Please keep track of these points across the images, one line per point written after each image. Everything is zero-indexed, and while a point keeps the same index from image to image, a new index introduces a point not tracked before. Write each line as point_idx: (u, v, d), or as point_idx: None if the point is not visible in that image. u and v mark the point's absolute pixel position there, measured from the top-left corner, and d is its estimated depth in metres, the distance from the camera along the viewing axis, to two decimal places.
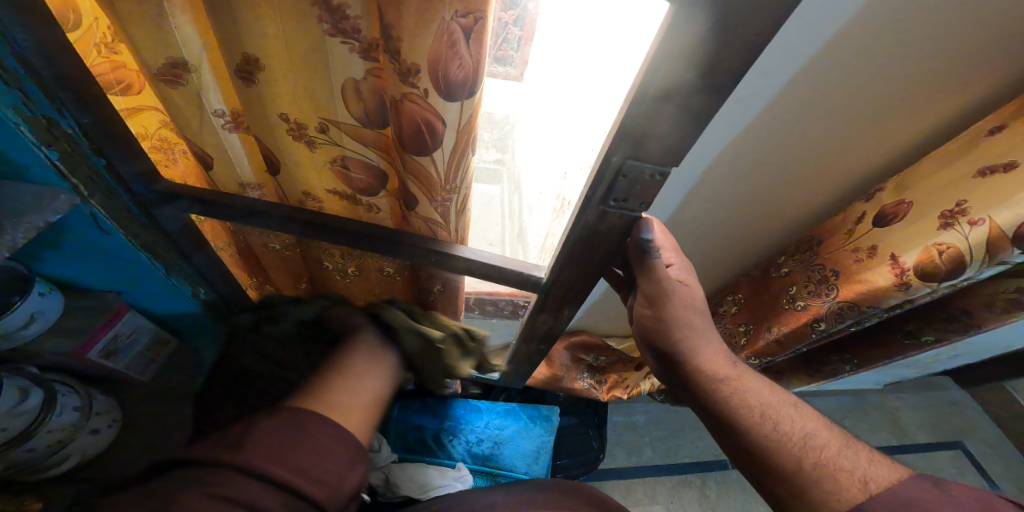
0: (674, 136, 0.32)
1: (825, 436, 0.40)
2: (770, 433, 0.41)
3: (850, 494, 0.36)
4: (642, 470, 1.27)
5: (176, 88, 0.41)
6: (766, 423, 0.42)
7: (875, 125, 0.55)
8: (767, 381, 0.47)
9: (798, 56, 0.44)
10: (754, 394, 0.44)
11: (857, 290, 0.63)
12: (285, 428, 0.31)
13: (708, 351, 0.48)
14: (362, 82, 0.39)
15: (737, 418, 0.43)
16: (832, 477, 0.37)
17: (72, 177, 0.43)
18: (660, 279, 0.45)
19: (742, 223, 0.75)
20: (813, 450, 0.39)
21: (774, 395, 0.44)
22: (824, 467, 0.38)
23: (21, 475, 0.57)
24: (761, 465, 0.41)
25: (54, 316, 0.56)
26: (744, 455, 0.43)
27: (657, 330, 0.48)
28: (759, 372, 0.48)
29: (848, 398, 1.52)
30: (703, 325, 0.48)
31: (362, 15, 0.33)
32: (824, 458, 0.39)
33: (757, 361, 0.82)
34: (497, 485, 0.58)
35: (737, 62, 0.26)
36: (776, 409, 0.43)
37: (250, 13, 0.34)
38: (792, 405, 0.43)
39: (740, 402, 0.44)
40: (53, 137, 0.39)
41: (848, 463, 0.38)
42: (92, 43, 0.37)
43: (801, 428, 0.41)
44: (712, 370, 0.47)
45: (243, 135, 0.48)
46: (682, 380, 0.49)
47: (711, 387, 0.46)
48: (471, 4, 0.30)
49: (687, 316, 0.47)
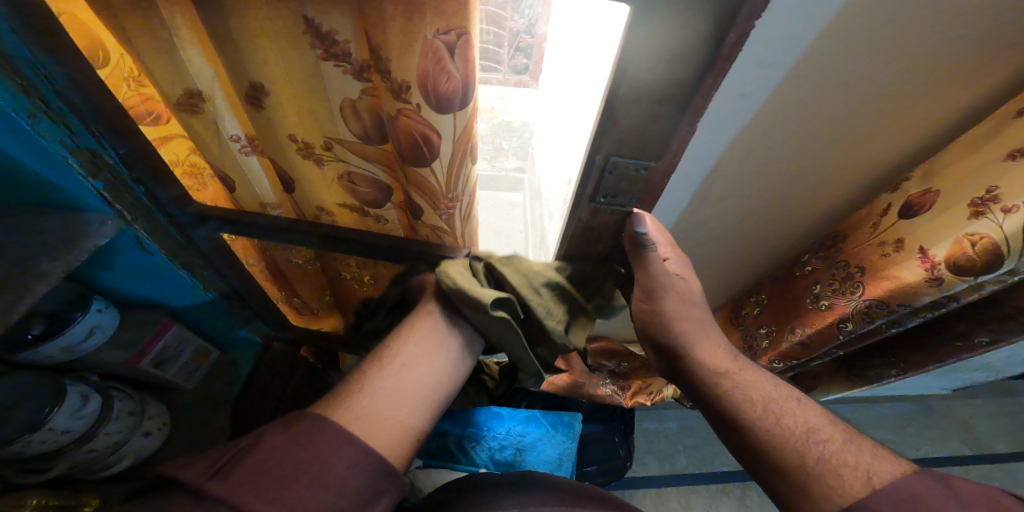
0: (648, 125, 0.33)
1: (829, 431, 0.37)
2: (772, 428, 0.38)
3: (852, 491, 0.33)
4: (676, 478, 1.23)
5: (195, 115, 0.45)
6: (769, 418, 0.39)
7: (892, 112, 0.52)
8: (771, 376, 0.44)
9: (797, 46, 0.43)
10: (757, 388, 0.42)
11: (886, 287, 0.62)
12: (289, 452, 0.31)
13: (708, 345, 0.46)
14: (358, 101, 0.42)
15: (738, 413, 0.40)
16: (834, 472, 0.34)
17: (117, 204, 0.47)
18: (656, 273, 0.44)
19: (758, 220, 0.73)
20: (816, 445, 0.36)
21: (777, 389, 0.42)
22: (827, 462, 0.35)
23: (82, 475, 0.62)
24: (762, 462, 0.38)
25: (110, 328, 0.59)
26: (745, 451, 0.40)
27: (656, 323, 0.47)
28: (761, 367, 0.46)
29: (908, 405, 1.40)
30: (701, 317, 0.47)
31: (352, 39, 0.36)
32: (826, 453, 0.35)
33: (782, 365, 0.80)
34: (503, 477, 0.57)
35: (700, 58, 0.29)
36: (778, 404, 0.40)
37: (252, 45, 0.38)
38: (795, 399, 0.41)
39: (742, 396, 0.41)
40: (98, 168, 0.43)
41: (852, 457, 0.35)
42: (121, 77, 0.42)
43: (804, 422, 0.38)
44: (712, 364, 0.45)
45: (259, 157, 0.52)
46: (682, 377, 0.47)
47: (712, 385, 0.44)
48: (451, 22, 0.31)
49: (685, 310, 0.47)
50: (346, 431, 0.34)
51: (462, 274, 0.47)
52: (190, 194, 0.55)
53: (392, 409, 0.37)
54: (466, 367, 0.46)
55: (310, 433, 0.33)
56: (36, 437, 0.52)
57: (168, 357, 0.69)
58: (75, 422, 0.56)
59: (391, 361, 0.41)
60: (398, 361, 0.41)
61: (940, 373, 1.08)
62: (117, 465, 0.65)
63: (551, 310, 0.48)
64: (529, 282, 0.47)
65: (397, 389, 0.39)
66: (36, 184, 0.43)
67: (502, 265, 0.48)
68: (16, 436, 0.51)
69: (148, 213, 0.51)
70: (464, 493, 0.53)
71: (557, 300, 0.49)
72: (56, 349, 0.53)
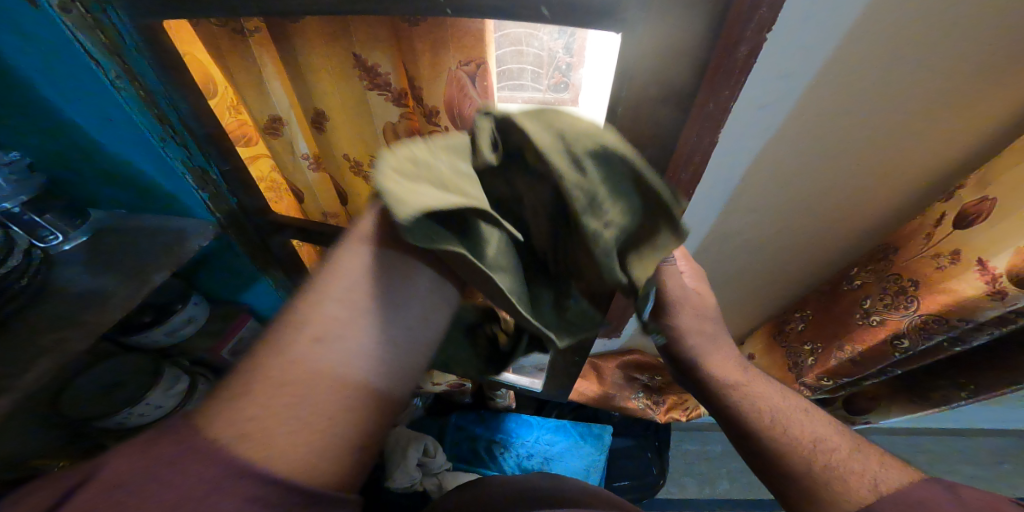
0: (648, 133, 0.37)
1: (836, 440, 0.41)
2: (780, 438, 0.41)
3: (857, 495, 0.36)
4: (717, 502, 1.16)
5: (276, 137, 0.56)
6: (776, 427, 0.42)
7: (926, 117, 0.51)
8: (779, 386, 0.47)
9: (813, 58, 0.44)
10: (764, 399, 0.45)
11: (941, 302, 0.58)
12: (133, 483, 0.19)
13: (720, 358, 0.48)
14: (398, 124, 0.49)
15: (748, 420, 0.44)
16: (840, 478, 0.37)
17: (217, 212, 0.56)
18: (666, 287, 0.46)
19: (793, 231, 0.71)
20: (822, 454, 0.39)
21: (785, 400, 0.45)
22: (832, 470, 0.38)
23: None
24: (773, 467, 0.41)
25: (202, 321, 0.65)
26: (756, 455, 0.43)
27: (670, 336, 0.48)
28: (768, 376, 0.48)
29: (1004, 439, 1.23)
30: (713, 332, 0.49)
31: (392, 71, 0.44)
32: (833, 461, 0.39)
33: (831, 381, 0.77)
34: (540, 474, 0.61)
35: (688, 76, 0.32)
36: (785, 414, 0.43)
37: (317, 78, 0.46)
38: (803, 410, 0.44)
39: (752, 408, 0.44)
40: (204, 182, 0.52)
41: (857, 465, 0.38)
42: (225, 105, 0.50)
43: (810, 432, 0.41)
44: (724, 377, 0.47)
45: (321, 173, 0.62)
46: (696, 385, 0.49)
47: (726, 397, 0.46)
48: (471, 54, 0.38)
49: (700, 325, 0.48)
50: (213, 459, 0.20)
51: (415, 159, 0.25)
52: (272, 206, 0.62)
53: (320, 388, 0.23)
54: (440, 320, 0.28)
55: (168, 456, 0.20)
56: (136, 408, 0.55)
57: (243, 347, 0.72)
58: (166, 397, 0.58)
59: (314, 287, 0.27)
60: (308, 328, 0.24)
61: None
62: None
63: (591, 207, 0.27)
64: (564, 147, 0.26)
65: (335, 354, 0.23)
66: (153, 195, 0.52)
67: (518, 117, 0.26)
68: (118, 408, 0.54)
69: (238, 222, 0.59)
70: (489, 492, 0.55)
71: (615, 187, 0.27)
72: (160, 334, 0.59)
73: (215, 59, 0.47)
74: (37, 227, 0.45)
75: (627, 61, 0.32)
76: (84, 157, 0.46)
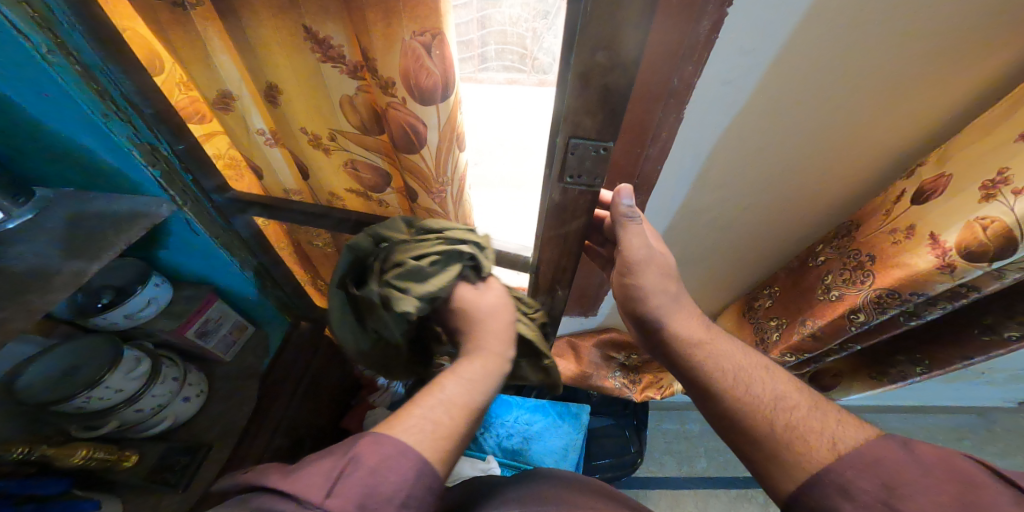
0: (604, 110, 0.36)
1: (795, 398, 0.42)
2: (741, 395, 0.44)
3: (818, 455, 0.38)
4: (694, 481, 1.20)
5: (229, 112, 0.54)
6: (737, 385, 0.45)
7: (882, 96, 0.52)
8: (741, 346, 0.50)
9: (772, 32, 0.44)
10: (727, 359, 0.47)
11: (897, 276, 0.59)
12: (375, 447, 0.34)
13: (682, 317, 0.52)
14: (355, 96, 0.49)
15: (710, 382, 0.46)
16: (801, 439, 0.39)
17: (171, 190, 0.53)
18: (623, 246, 0.52)
19: (762, 208, 0.73)
20: (782, 413, 0.41)
21: (746, 359, 0.47)
22: (793, 429, 0.40)
23: (127, 434, 0.62)
24: (735, 431, 0.43)
25: (163, 304, 0.63)
26: (720, 420, 0.45)
27: (636, 295, 0.53)
28: (733, 338, 0.51)
29: (961, 415, 1.31)
30: (675, 291, 0.54)
31: (345, 44, 0.43)
32: (794, 420, 0.40)
33: (794, 358, 0.79)
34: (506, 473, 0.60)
35: (636, 41, 0.31)
36: (747, 373, 0.45)
37: (266, 50, 0.45)
38: (764, 369, 0.46)
39: (713, 367, 0.47)
40: (155, 158, 0.50)
41: (817, 424, 0.40)
42: (175, 81, 0.50)
43: (771, 391, 0.43)
44: (686, 335, 0.51)
45: (282, 149, 0.60)
46: (661, 348, 0.52)
47: (686, 355, 0.49)
48: (426, 25, 0.39)
49: (662, 285, 0.53)
50: (401, 443, 0.35)
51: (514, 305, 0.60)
52: (228, 181, 0.62)
53: (452, 405, 0.41)
54: (493, 371, 0.47)
55: (381, 439, 0.35)
56: (96, 392, 0.54)
57: (211, 329, 0.70)
58: (128, 381, 0.57)
59: (483, 349, 0.48)
60: (483, 353, 0.48)
61: (983, 372, 1.03)
62: (156, 427, 0.64)
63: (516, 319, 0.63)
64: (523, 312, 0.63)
65: (468, 390, 0.43)
66: (102, 172, 0.50)
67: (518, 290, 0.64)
68: (77, 392, 0.53)
69: (197, 200, 0.57)
70: (470, 484, 0.56)
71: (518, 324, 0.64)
72: (120, 317, 0.58)
73: (144, 18, 0.43)
74: None
75: (596, 27, 0.30)
76: (26, 140, 0.45)
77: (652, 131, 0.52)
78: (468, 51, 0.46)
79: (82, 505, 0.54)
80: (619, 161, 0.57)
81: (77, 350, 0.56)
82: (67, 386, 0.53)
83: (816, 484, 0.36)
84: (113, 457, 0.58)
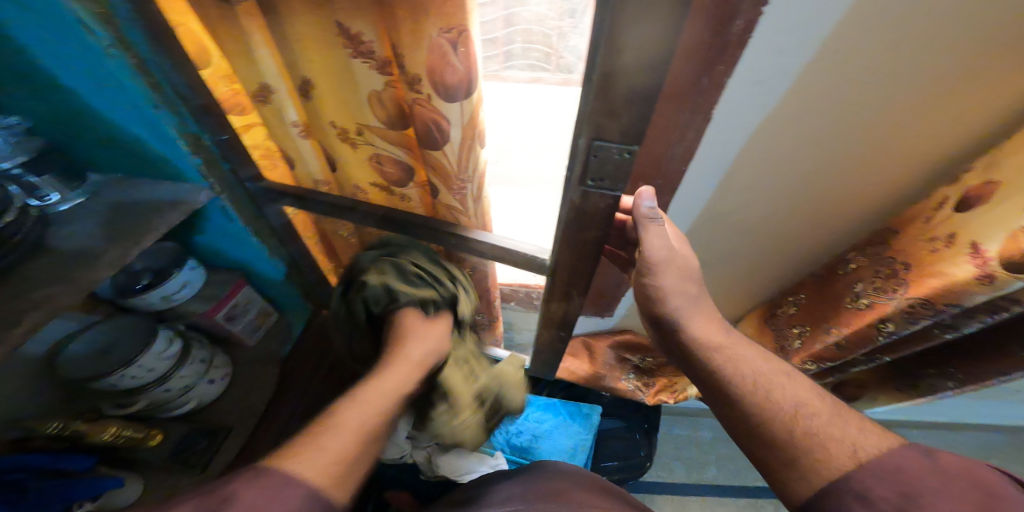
0: (630, 112, 0.36)
1: (816, 405, 0.42)
2: (762, 402, 0.43)
3: (838, 461, 0.37)
4: (704, 488, 1.19)
5: (265, 105, 0.56)
6: (758, 390, 0.44)
7: (923, 100, 0.50)
8: (760, 350, 0.49)
9: (811, 33, 0.42)
10: (747, 364, 0.47)
11: (932, 285, 0.57)
12: (255, 481, 0.35)
13: (700, 320, 0.51)
14: (382, 91, 0.50)
15: (731, 387, 0.46)
16: (822, 445, 0.38)
17: (210, 177, 0.56)
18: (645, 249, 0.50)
19: (790, 213, 0.71)
20: (803, 419, 0.41)
21: (767, 365, 0.47)
22: (811, 435, 0.39)
23: (155, 413, 0.65)
24: (754, 437, 0.43)
25: (198, 286, 0.66)
26: (739, 425, 0.45)
27: (653, 296, 0.52)
28: (752, 341, 0.51)
29: (992, 434, 1.25)
30: (693, 294, 0.53)
31: (374, 39, 0.44)
32: (814, 427, 0.40)
33: (815, 366, 0.78)
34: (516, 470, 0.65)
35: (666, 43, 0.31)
36: (768, 379, 0.45)
37: (299, 45, 0.47)
38: (785, 374, 0.46)
39: (732, 372, 0.46)
40: (199, 147, 0.52)
41: (838, 432, 0.39)
42: (220, 76, 0.51)
43: (793, 397, 0.43)
44: (705, 339, 0.50)
45: (312, 140, 0.61)
46: (678, 349, 0.52)
47: (704, 359, 0.49)
48: (452, 23, 0.39)
49: (682, 286, 0.52)
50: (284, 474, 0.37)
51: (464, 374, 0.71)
52: (262, 170, 0.64)
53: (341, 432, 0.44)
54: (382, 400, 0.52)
55: (258, 473, 0.36)
56: (128, 370, 0.57)
57: (239, 313, 0.73)
58: (159, 361, 0.60)
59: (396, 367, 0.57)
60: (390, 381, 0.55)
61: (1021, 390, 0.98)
62: (181, 409, 0.67)
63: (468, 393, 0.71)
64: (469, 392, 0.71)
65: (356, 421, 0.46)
66: (148, 160, 0.52)
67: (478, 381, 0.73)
68: (114, 368, 0.56)
69: (232, 188, 0.60)
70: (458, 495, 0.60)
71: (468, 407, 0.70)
72: (157, 298, 0.61)
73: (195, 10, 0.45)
74: (35, 186, 0.47)
75: (626, 30, 0.30)
76: (81, 126, 0.48)
77: (679, 131, 0.52)
78: (493, 49, 0.47)
79: (103, 483, 0.54)
80: (643, 161, 0.56)
81: (112, 330, 0.60)
82: (104, 363, 0.57)
83: (833, 493, 0.36)
84: (139, 435, 0.61)
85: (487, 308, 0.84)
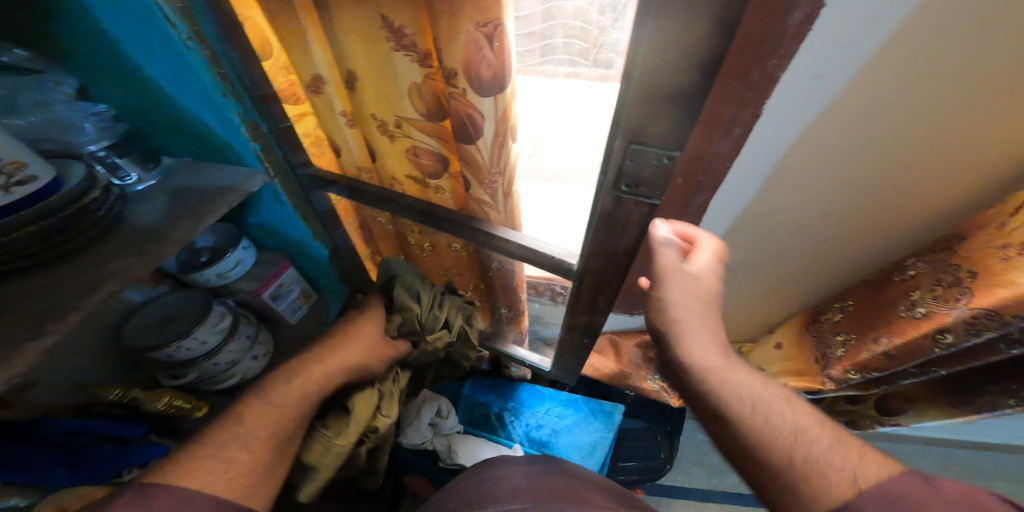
0: (669, 114, 0.35)
1: (817, 431, 0.41)
2: (758, 426, 0.42)
3: (837, 492, 0.37)
4: (723, 496, 1.15)
5: (318, 95, 0.59)
6: (755, 416, 0.43)
7: (1008, 98, 0.45)
8: (761, 375, 0.48)
9: (879, 26, 0.39)
10: (746, 387, 0.45)
11: (999, 296, 0.52)
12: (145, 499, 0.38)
13: (703, 339, 0.49)
14: (422, 84, 0.52)
15: (726, 409, 0.45)
16: (820, 471, 0.38)
17: (266, 162, 0.59)
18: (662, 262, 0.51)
19: (842, 215, 0.66)
20: (803, 446, 0.40)
21: (770, 391, 0.45)
22: (811, 463, 0.39)
23: (203, 385, 0.71)
24: (751, 458, 0.42)
25: (249, 265, 0.71)
26: (733, 446, 0.44)
27: (657, 308, 0.51)
28: (753, 367, 0.49)
29: None
30: (701, 311, 0.49)
31: (416, 32, 0.46)
32: (813, 453, 0.39)
33: (859, 375, 0.74)
34: (525, 461, 0.66)
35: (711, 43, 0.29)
36: (768, 404, 0.44)
37: (346, 40, 0.49)
38: (786, 400, 0.44)
39: (730, 394, 0.45)
40: (258, 135, 0.56)
41: (838, 460, 0.39)
42: (279, 67, 0.54)
43: (792, 424, 0.42)
44: (705, 360, 0.48)
45: (355, 131, 0.64)
46: (676, 366, 0.51)
47: (701, 380, 0.47)
48: (489, 15, 0.40)
49: (686, 302, 0.49)
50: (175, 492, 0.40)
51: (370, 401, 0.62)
52: (312, 158, 0.68)
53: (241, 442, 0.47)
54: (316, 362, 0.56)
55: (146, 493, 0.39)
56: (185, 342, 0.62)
57: (283, 293, 0.79)
58: (211, 335, 0.66)
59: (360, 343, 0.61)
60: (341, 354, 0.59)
61: None
62: (228, 380, 0.73)
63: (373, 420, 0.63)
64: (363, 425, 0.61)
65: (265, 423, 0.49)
66: (212, 145, 0.57)
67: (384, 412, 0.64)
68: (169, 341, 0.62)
69: (286, 173, 0.64)
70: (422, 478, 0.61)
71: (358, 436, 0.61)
72: (213, 275, 0.67)
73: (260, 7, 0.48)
74: (117, 167, 0.53)
75: (668, 29, 0.29)
76: (157, 114, 0.53)
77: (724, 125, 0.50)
78: (529, 43, 0.47)
79: (152, 450, 0.61)
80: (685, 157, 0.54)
81: (175, 304, 0.66)
82: (167, 331, 0.63)
83: None
84: (188, 404, 0.66)
85: (513, 299, 0.85)
